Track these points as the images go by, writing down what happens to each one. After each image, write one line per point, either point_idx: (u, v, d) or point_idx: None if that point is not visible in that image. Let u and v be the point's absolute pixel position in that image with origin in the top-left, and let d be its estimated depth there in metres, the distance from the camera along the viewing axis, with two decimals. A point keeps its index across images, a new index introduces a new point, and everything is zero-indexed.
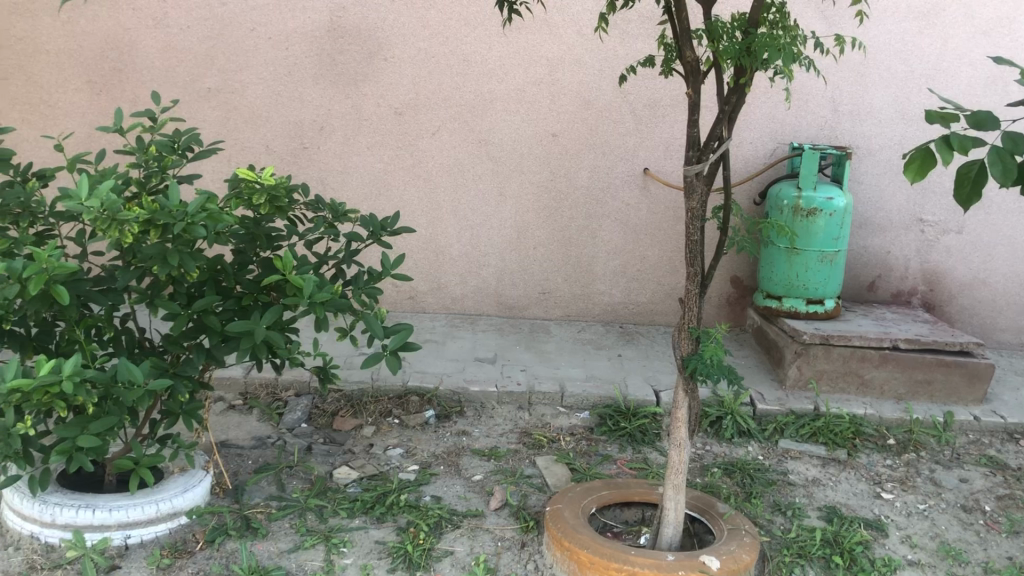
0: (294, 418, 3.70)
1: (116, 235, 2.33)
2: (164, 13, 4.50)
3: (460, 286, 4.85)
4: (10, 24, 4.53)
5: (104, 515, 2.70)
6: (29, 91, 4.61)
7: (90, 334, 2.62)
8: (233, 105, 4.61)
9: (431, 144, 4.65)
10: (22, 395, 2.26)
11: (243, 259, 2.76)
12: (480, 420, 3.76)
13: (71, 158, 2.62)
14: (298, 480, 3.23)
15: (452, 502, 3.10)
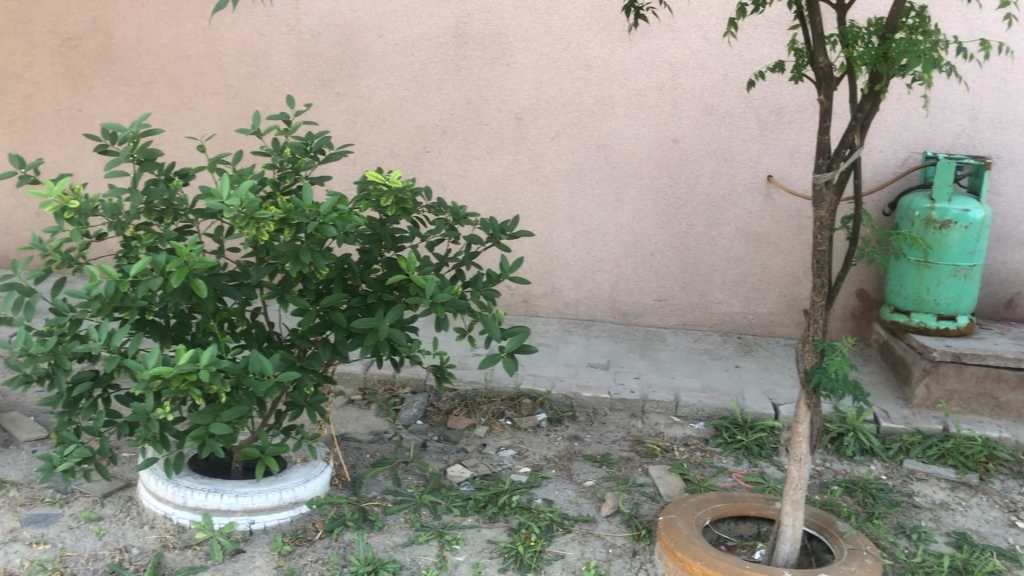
0: (410, 415, 3.77)
1: (253, 233, 2.45)
2: (298, 20, 4.68)
3: (575, 291, 4.85)
4: (157, 30, 4.80)
5: (231, 500, 2.83)
6: (171, 94, 4.87)
7: (224, 326, 2.76)
8: (360, 109, 4.75)
9: (550, 148, 4.67)
10: (162, 381, 2.40)
11: (369, 258, 2.84)
12: (592, 426, 3.75)
13: (212, 158, 2.76)
14: (413, 476, 3.30)
15: (564, 506, 3.11)
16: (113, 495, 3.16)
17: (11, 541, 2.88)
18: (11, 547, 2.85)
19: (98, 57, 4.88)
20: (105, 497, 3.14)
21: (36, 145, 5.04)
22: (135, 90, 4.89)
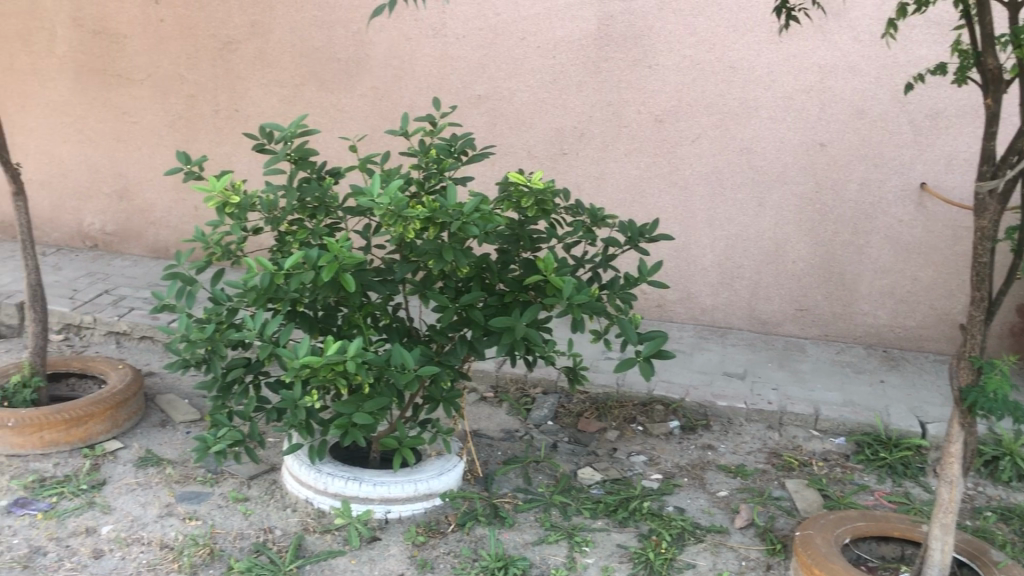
0: (541, 415, 3.80)
1: (400, 231, 2.54)
2: (443, 23, 4.78)
3: (711, 297, 4.77)
4: (310, 34, 5.00)
5: (369, 489, 2.93)
6: (321, 95, 5.07)
7: (369, 320, 2.85)
8: (501, 111, 4.81)
9: (691, 151, 4.61)
10: (311, 370, 2.51)
11: (507, 258, 2.87)
12: (726, 436, 3.68)
13: (362, 158, 2.86)
14: (543, 475, 3.32)
15: (696, 515, 3.07)
16: (259, 477, 3.33)
17: (167, 515, 3.09)
18: (167, 521, 3.06)
19: (254, 60, 5.13)
20: (252, 478, 3.31)
21: (197, 143, 5.34)
22: (287, 91, 5.12)
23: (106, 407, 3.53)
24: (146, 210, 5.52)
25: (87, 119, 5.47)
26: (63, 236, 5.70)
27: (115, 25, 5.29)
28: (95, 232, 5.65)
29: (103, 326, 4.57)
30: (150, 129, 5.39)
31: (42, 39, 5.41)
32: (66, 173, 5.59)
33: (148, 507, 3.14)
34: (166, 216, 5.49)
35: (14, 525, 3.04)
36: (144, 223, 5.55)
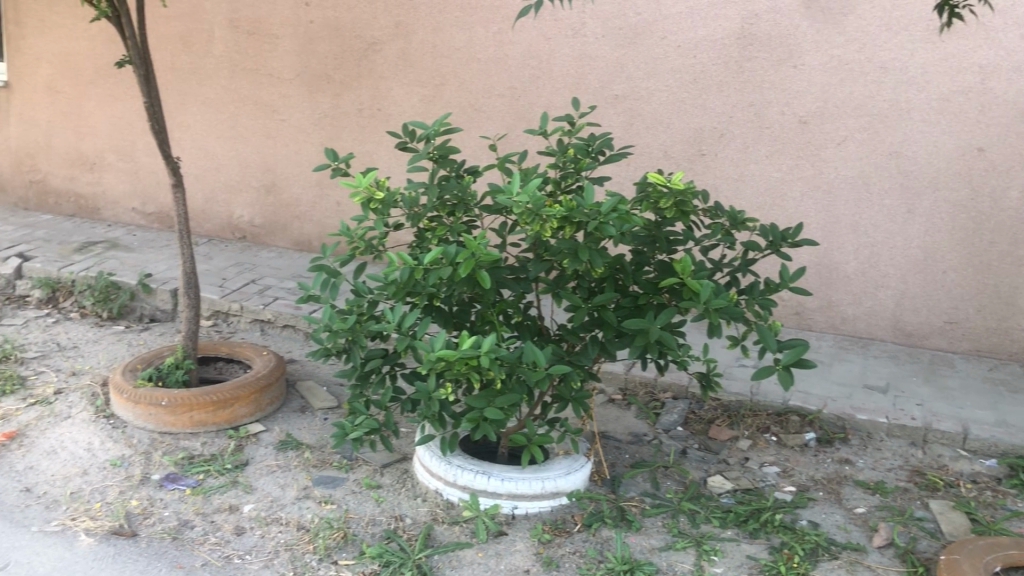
0: (671, 420, 3.74)
1: (537, 229, 2.56)
2: (583, 23, 4.79)
3: (853, 306, 4.59)
4: (452, 35, 5.11)
5: (497, 484, 2.97)
6: (461, 95, 5.16)
7: (503, 317, 2.89)
8: (638, 111, 4.77)
9: (836, 154, 4.45)
10: (446, 363, 2.58)
11: (642, 259, 2.84)
12: (866, 452, 3.54)
13: (501, 157, 2.90)
14: (672, 481, 3.28)
15: (831, 531, 2.96)
16: (392, 466, 3.42)
17: (304, 497, 3.22)
18: (304, 503, 3.19)
19: (398, 60, 5.27)
20: (384, 466, 3.40)
21: (341, 140, 5.53)
22: (428, 91, 5.24)
23: (251, 390, 3.71)
24: (292, 205, 5.76)
25: (239, 116, 5.74)
26: (214, 227, 6.00)
27: (269, 26, 5.54)
28: (244, 224, 5.92)
29: (248, 314, 4.78)
30: (297, 127, 5.62)
31: (201, 40, 5.72)
32: (219, 168, 5.88)
33: (287, 489, 3.28)
34: (310, 211, 5.71)
35: (165, 498, 3.24)
36: (289, 217, 5.78)
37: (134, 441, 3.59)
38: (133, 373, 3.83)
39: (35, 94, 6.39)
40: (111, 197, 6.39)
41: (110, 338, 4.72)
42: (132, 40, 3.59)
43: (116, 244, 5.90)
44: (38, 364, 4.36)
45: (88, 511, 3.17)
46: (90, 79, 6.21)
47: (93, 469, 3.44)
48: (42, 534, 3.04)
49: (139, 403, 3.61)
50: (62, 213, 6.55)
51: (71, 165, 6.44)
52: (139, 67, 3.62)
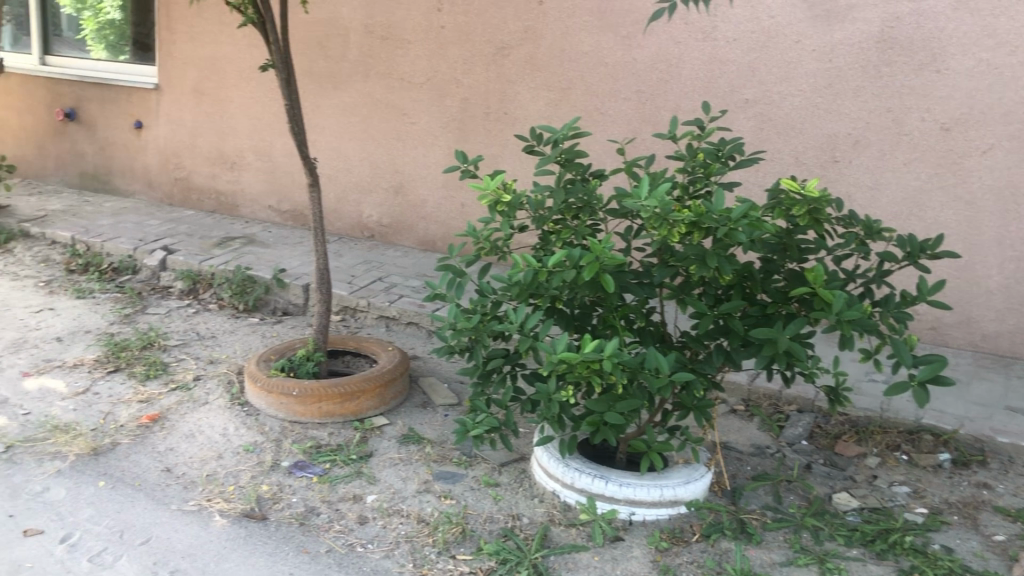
0: (795, 433, 3.65)
1: (665, 234, 2.55)
2: (714, 26, 4.74)
3: (995, 323, 4.36)
4: (580, 39, 5.13)
5: (615, 489, 2.96)
6: (587, 98, 5.17)
7: (625, 322, 2.88)
8: (769, 116, 4.68)
9: (981, 162, 4.24)
10: (567, 366, 2.59)
11: (771, 268, 2.78)
12: (1006, 477, 3.35)
13: (628, 160, 2.90)
14: (795, 496, 3.20)
15: (966, 557, 2.82)
16: (510, 465, 3.46)
17: (424, 491, 3.30)
18: (425, 497, 3.26)
19: (526, 64, 5.32)
20: (503, 465, 3.44)
21: (468, 143, 5.62)
22: (555, 95, 5.27)
23: (376, 384, 3.83)
24: (418, 206, 5.89)
25: (370, 119, 5.91)
26: (344, 226, 6.19)
27: (402, 32, 5.69)
28: (372, 223, 6.09)
29: (375, 311, 4.92)
30: (426, 130, 5.74)
31: (337, 45, 5.92)
32: (350, 168, 6.06)
33: (409, 482, 3.37)
34: (435, 211, 5.83)
35: (294, 484, 3.38)
36: (415, 217, 5.92)
37: (266, 428, 3.75)
38: (267, 363, 4.01)
39: (182, 96, 6.75)
40: (249, 195, 6.69)
41: (245, 329, 4.95)
42: (276, 45, 3.75)
43: (253, 240, 6.17)
44: (179, 352, 4.61)
45: (223, 493, 3.33)
46: (233, 82, 6.52)
47: (228, 453, 3.61)
48: (181, 512, 3.22)
49: (272, 392, 3.77)
50: (204, 209, 6.90)
51: (213, 163, 6.77)
52: (281, 71, 3.78)
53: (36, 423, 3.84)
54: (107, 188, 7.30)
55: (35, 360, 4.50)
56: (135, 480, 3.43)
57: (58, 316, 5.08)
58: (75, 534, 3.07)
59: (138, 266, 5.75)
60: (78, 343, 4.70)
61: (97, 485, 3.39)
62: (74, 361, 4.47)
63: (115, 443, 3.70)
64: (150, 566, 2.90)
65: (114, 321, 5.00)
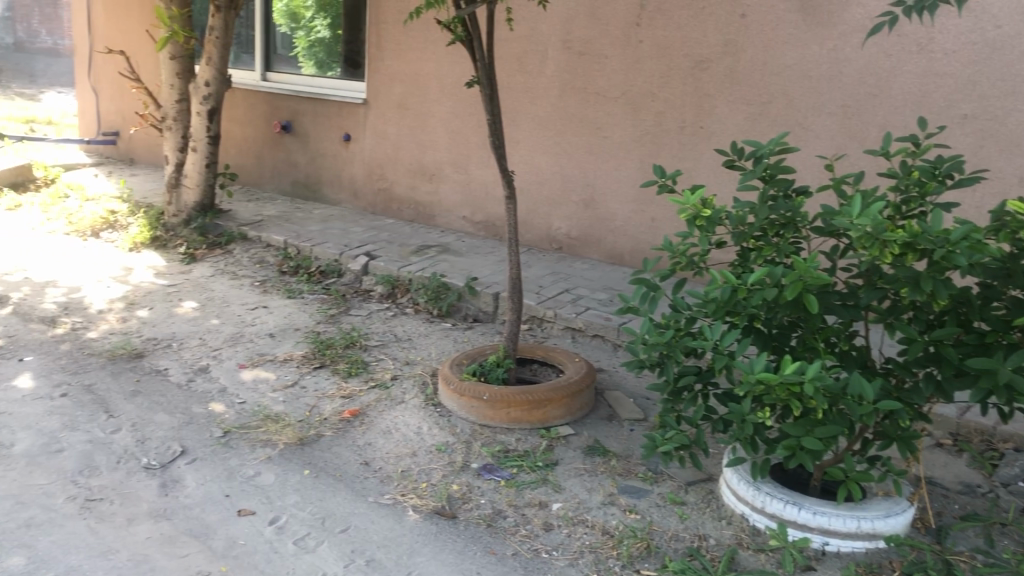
0: (1011, 474, 3.39)
1: (875, 255, 2.45)
2: (931, 38, 4.54)
3: None
4: (783, 52, 5.03)
5: (808, 516, 2.86)
6: (788, 113, 5.06)
7: (827, 345, 2.79)
8: (990, 132, 4.42)
9: None
10: (765, 387, 2.54)
11: (991, 294, 2.60)
12: None
13: (836, 177, 2.80)
14: (1010, 541, 2.99)
15: None
16: (696, 484, 3.41)
17: (609, 503, 3.31)
18: (610, 509, 3.28)
19: (725, 78, 5.26)
20: (689, 484, 3.40)
21: (661, 158, 5.60)
22: (754, 109, 5.18)
23: (564, 394, 3.87)
24: (608, 219, 5.92)
25: (564, 133, 6.00)
26: (533, 237, 6.29)
27: (599, 46, 5.75)
28: (561, 236, 6.16)
29: (562, 322, 4.98)
30: (619, 144, 5.76)
31: (535, 60, 6.04)
32: (542, 181, 6.17)
33: (594, 493, 3.39)
34: (625, 225, 5.84)
35: (482, 486, 3.48)
36: (605, 231, 5.95)
37: (457, 430, 3.89)
38: (460, 367, 4.16)
39: (387, 110, 7.11)
40: (445, 205, 6.95)
41: (439, 333, 5.14)
42: (481, 61, 3.89)
43: (447, 249, 6.40)
44: (378, 352, 4.85)
45: (416, 489, 3.48)
46: (435, 97, 6.81)
47: (421, 451, 3.77)
48: (377, 504, 3.39)
49: (464, 395, 3.91)
50: (403, 218, 7.23)
51: (413, 175, 7.09)
52: (486, 86, 3.91)
53: (250, 412, 4.16)
54: (316, 196, 7.80)
55: (250, 353, 4.87)
56: (337, 472, 3.64)
57: (271, 313, 5.47)
58: (282, 518, 3.30)
59: (343, 270, 6.10)
60: (288, 340, 5.04)
61: (302, 473, 3.62)
62: (285, 356, 4.80)
63: (319, 434, 3.95)
64: (349, 553, 3.07)
65: (320, 320, 5.33)
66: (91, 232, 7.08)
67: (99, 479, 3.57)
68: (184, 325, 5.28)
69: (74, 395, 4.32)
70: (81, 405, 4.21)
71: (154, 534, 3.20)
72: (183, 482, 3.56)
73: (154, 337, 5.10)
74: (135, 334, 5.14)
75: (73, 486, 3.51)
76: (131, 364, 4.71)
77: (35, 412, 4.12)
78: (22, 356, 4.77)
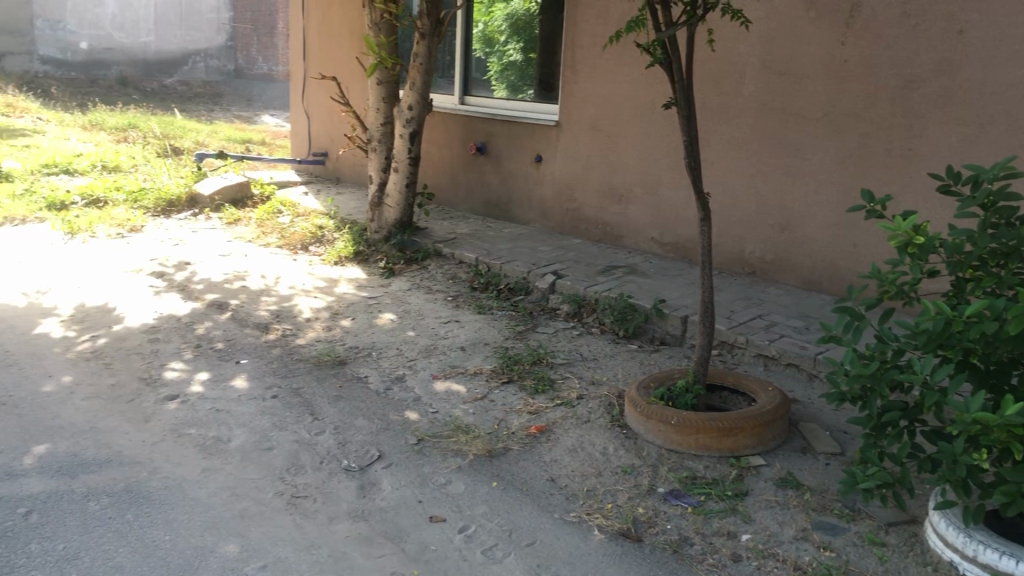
0: None
1: None
2: None
3: None
4: (1006, 70, 4.72)
5: None
6: (1011, 135, 4.74)
7: None
8: None
9: None
10: (982, 427, 2.39)
11: None
12: None
13: None
14: None
15: None
16: (899, 525, 3.23)
17: (802, 538, 3.20)
18: (803, 545, 3.17)
19: (938, 99, 4.99)
20: (890, 525, 3.23)
21: (865, 181, 5.37)
22: (971, 131, 4.88)
23: (755, 423, 3.76)
24: (806, 244, 5.71)
25: (761, 154, 5.86)
26: (725, 260, 6.17)
27: (801, 66, 5.59)
28: (754, 259, 6.01)
29: (754, 348, 4.84)
30: (819, 166, 5.57)
31: (732, 80, 5.95)
32: (736, 203, 6.04)
33: (786, 527, 3.28)
34: (823, 249, 5.62)
35: (669, 511, 3.45)
36: (801, 255, 5.75)
37: (644, 453, 3.87)
38: (647, 390, 4.14)
39: (580, 132, 7.20)
40: (634, 226, 6.94)
41: (625, 355, 5.14)
42: (680, 83, 3.88)
43: (635, 269, 6.40)
44: (564, 370, 4.91)
45: (601, 509, 3.50)
46: (628, 119, 6.83)
47: (607, 472, 3.78)
48: (563, 521, 3.43)
49: (651, 419, 3.88)
50: (590, 238, 7.28)
51: (603, 196, 7.13)
52: (683, 107, 3.89)
53: (443, 422, 4.31)
54: (508, 216, 7.99)
55: (443, 365, 5.05)
56: (524, 485, 3.72)
57: (463, 328, 5.66)
58: (472, 527, 3.40)
59: (531, 288, 6.21)
60: (478, 354, 5.20)
61: (491, 484, 3.72)
62: (475, 369, 4.95)
63: (507, 448, 4.04)
64: (534, 567, 3.13)
65: (509, 336, 5.46)
66: (300, 246, 7.59)
67: (305, 478, 3.81)
68: (383, 335, 5.55)
69: (283, 397, 4.64)
70: (289, 407, 4.51)
71: (354, 533, 3.38)
72: (380, 485, 3.74)
73: (355, 345, 5.40)
74: (338, 342, 5.46)
75: (281, 482, 3.77)
76: (335, 371, 5.00)
77: (249, 411, 4.46)
78: (239, 358, 5.18)
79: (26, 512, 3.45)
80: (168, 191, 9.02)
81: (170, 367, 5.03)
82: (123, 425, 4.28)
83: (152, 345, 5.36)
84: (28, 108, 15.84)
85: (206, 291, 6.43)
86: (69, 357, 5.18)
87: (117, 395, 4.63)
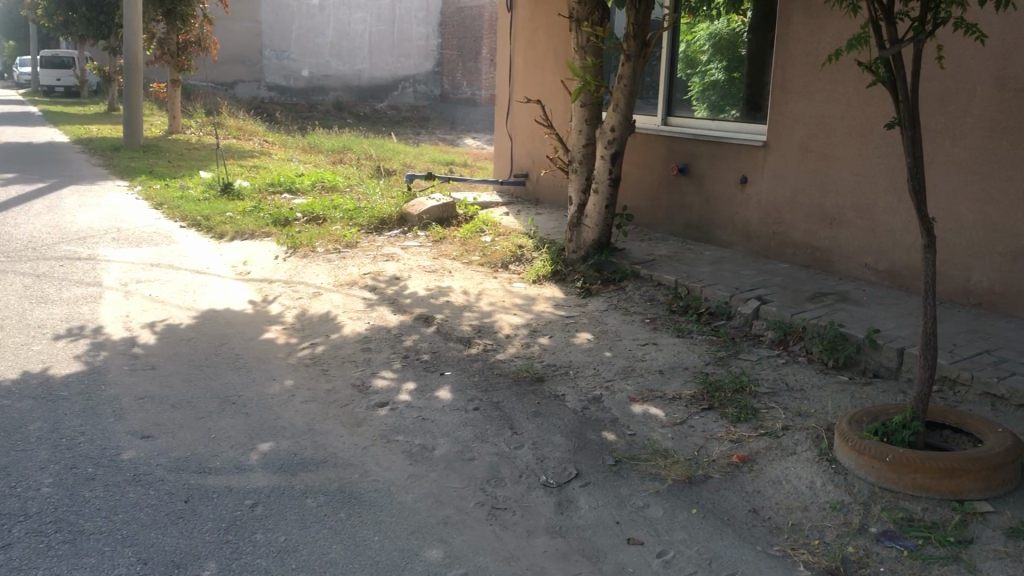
0: None
1: None
2: None
3: None
4: None
5: None
6: None
7: None
8: None
9: None
10: None
11: None
12: None
13: None
14: None
15: None
16: None
17: None
18: None
19: None
20: None
21: None
22: None
23: (983, 466, 3.48)
24: None
25: (991, 177, 5.46)
26: (947, 290, 5.76)
27: None
28: (980, 289, 5.58)
29: (980, 386, 4.49)
30: None
31: (960, 98, 5.59)
32: (961, 229, 5.64)
33: None
34: None
35: (882, 553, 3.27)
36: None
37: (854, 489, 3.68)
38: (859, 424, 3.93)
39: (789, 153, 6.98)
40: (846, 251, 6.62)
41: (835, 386, 4.91)
42: (905, 102, 3.68)
43: (847, 297, 6.11)
44: (768, 400, 4.75)
45: (807, 545, 3.37)
46: (841, 140, 6.56)
47: (814, 507, 3.63)
48: (766, 554, 3.33)
49: (864, 454, 3.69)
50: (798, 263, 7.02)
51: (813, 220, 6.86)
52: (908, 127, 3.68)
53: (641, 444, 4.29)
54: (709, 238, 7.83)
55: (640, 387, 5.02)
56: (725, 515, 3.63)
57: (662, 351, 5.61)
58: (670, 552, 3.37)
59: (733, 312, 6.06)
60: (677, 378, 5.13)
61: (689, 511, 3.66)
62: (673, 394, 4.89)
63: (707, 475, 3.96)
64: None
65: (709, 361, 5.36)
66: (502, 264, 7.80)
67: (505, 490, 3.91)
68: (581, 354, 5.60)
69: (484, 410, 4.78)
70: (490, 420, 4.64)
71: (550, 549, 3.43)
72: (577, 503, 3.77)
73: (553, 363, 5.48)
74: (537, 359, 5.56)
75: (482, 492, 3.89)
76: (533, 387, 5.09)
77: (452, 422, 4.62)
78: (443, 370, 5.39)
79: (252, 504, 3.74)
80: (380, 210, 9.52)
81: (380, 376, 5.30)
82: (337, 429, 4.55)
83: (364, 354, 5.68)
84: (256, 131, 17.24)
85: (414, 305, 6.74)
86: (290, 362, 5.57)
87: (332, 400, 4.94)
